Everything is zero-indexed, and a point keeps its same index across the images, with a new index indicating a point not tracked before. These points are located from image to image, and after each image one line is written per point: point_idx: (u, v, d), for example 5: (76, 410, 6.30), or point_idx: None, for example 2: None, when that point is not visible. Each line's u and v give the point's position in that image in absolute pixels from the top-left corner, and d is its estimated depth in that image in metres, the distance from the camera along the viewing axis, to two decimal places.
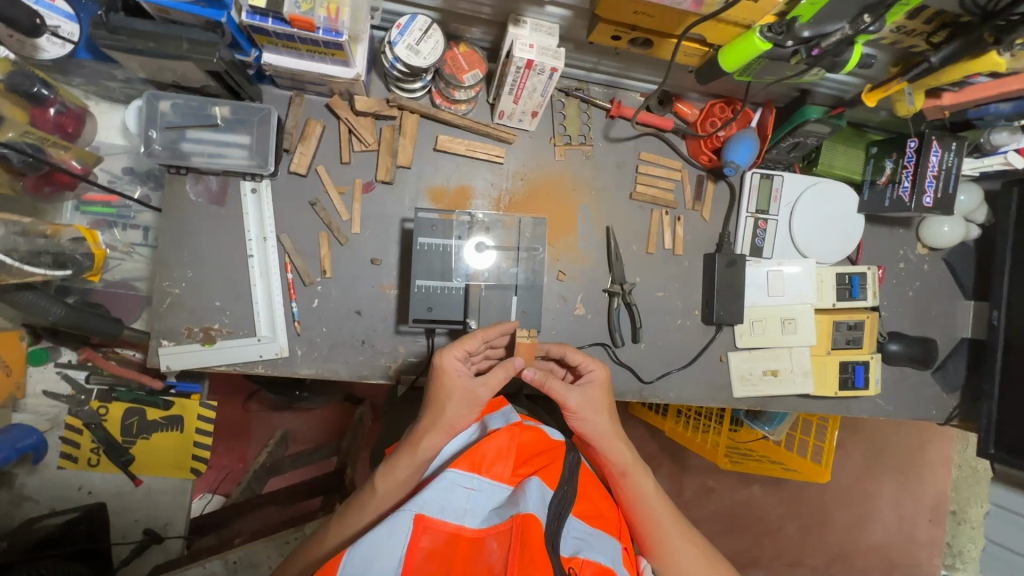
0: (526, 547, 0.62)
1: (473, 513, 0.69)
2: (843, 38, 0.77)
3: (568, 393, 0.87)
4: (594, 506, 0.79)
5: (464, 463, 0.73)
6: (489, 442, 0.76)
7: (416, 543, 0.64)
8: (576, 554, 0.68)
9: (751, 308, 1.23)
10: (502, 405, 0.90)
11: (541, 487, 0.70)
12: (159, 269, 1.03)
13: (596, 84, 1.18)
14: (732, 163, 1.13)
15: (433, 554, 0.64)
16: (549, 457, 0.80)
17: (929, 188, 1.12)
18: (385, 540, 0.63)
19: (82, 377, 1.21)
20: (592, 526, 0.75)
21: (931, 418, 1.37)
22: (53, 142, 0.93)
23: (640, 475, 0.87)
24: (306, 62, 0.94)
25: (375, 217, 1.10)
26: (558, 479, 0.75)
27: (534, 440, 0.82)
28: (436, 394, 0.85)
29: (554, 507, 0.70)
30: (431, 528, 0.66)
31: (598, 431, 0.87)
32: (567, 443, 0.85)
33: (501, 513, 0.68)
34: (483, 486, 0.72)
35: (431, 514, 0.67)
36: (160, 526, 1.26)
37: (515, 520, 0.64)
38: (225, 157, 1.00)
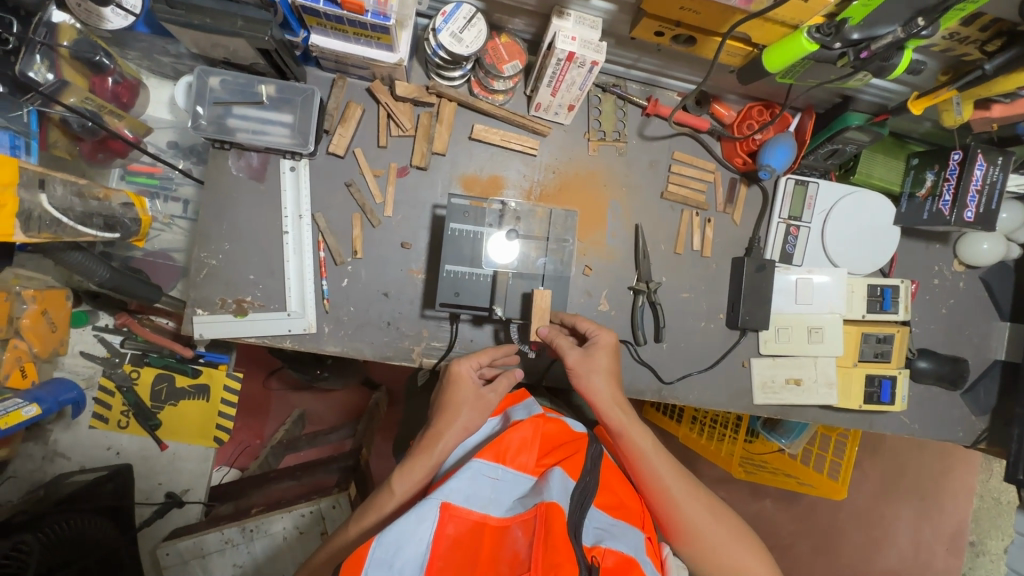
0: (550, 533, 0.64)
1: (498, 502, 0.70)
2: (895, 41, 0.76)
3: (569, 350, 0.93)
4: (616, 498, 0.80)
5: (489, 454, 0.75)
6: (513, 433, 0.78)
7: (442, 531, 0.64)
8: (598, 544, 0.69)
9: (778, 314, 1.22)
10: (525, 397, 0.92)
11: (563, 478, 0.72)
12: (198, 240, 1.06)
13: (634, 82, 1.18)
14: (768, 167, 1.12)
15: (458, 541, 0.65)
16: (572, 448, 0.81)
17: (971, 202, 1.10)
18: (411, 525, 0.63)
19: (117, 341, 1.26)
20: (615, 518, 0.76)
21: (957, 439, 1.34)
22: (109, 111, 0.96)
23: (638, 432, 0.89)
24: (352, 45, 0.97)
25: (407, 202, 1.11)
26: (580, 470, 0.76)
27: (557, 431, 0.84)
28: (448, 397, 0.88)
29: (577, 496, 0.72)
30: (456, 516, 0.66)
31: (597, 390, 0.91)
32: (589, 434, 0.85)
33: (525, 502, 0.70)
34: (507, 477, 0.74)
35: (457, 502, 0.67)
36: (181, 491, 1.30)
37: (539, 508, 0.66)
38: (268, 134, 1.02)
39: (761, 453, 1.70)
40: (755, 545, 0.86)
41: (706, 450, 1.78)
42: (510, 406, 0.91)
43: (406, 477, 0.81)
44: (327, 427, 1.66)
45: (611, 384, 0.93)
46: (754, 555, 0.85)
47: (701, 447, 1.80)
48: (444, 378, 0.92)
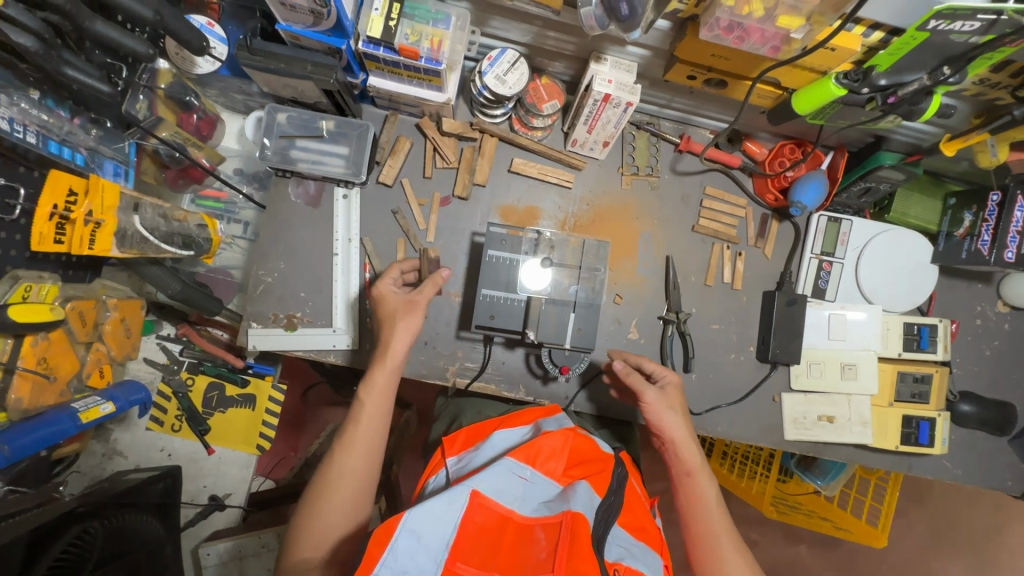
0: (575, 541, 0.66)
1: (524, 501, 0.74)
2: (921, 87, 0.79)
3: (647, 387, 0.98)
4: (639, 521, 0.81)
5: (521, 455, 0.79)
6: (547, 439, 0.81)
7: (470, 517, 0.69)
8: (620, 561, 0.70)
9: (809, 350, 1.22)
10: (557, 412, 0.95)
11: (589, 492, 0.75)
12: (258, 259, 1.15)
13: (666, 120, 1.24)
14: (800, 204, 1.14)
15: (484, 530, 0.69)
16: (599, 466, 0.84)
17: (1011, 243, 1.09)
18: (441, 507, 0.68)
19: (177, 349, 1.36)
20: (638, 539, 0.77)
21: (1006, 489, 1.28)
22: (193, 143, 1.07)
23: (704, 478, 0.93)
24: (405, 86, 1.06)
25: (448, 229, 1.18)
26: (606, 488, 0.79)
27: (586, 447, 0.87)
28: (381, 314, 0.98)
29: (601, 511, 0.74)
30: (485, 506, 0.70)
31: (674, 427, 0.96)
32: (616, 457, 0.88)
33: (550, 507, 0.73)
34: (536, 480, 0.77)
35: (487, 493, 0.71)
36: (224, 494, 1.37)
37: (566, 515, 0.69)
38: (325, 164, 1.12)
39: (795, 493, 1.66)
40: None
41: (737, 488, 1.76)
42: (541, 417, 0.92)
43: (374, 391, 0.91)
44: None
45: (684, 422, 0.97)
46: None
47: (730, 484, 1.78)
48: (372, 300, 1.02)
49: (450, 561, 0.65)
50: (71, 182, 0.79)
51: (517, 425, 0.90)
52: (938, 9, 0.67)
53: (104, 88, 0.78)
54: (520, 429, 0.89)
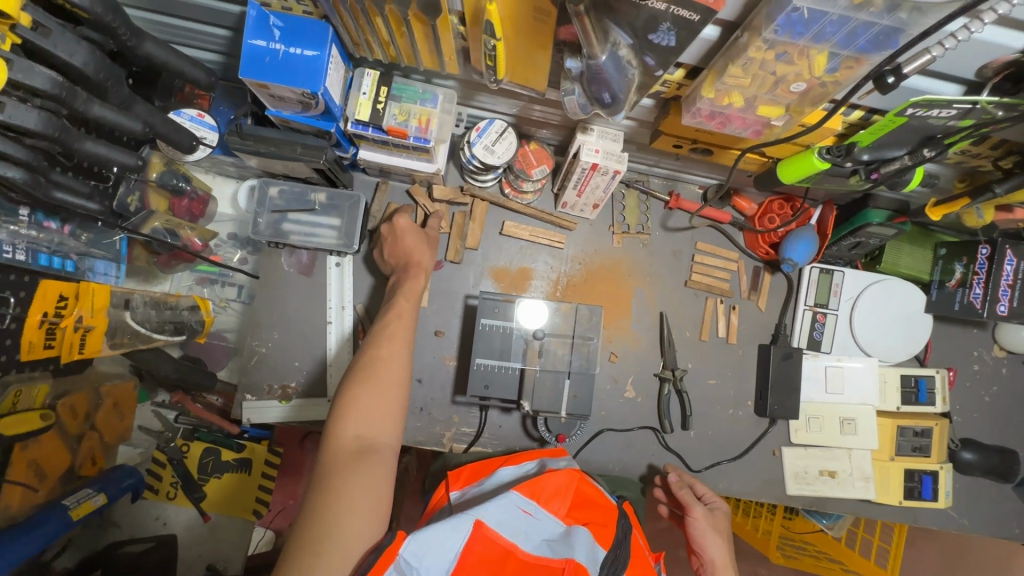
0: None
1: (527, 537, 0.69)
2: (903, 166, 0.81)
3: (695, 503, 1.02)
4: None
5: (525, 489, 0.75)
6: (549, 477, 0.78)
7: (469, 549, 0.64)
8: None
9: (807, 403, 1.21)
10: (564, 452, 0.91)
11: (593, 543, 0.70)
12: (252, 330, 1.15)
13: (656, 177, 1.24)
14: (790, 261, 1.15)
15: (485, 561, 0.65)
16: (605, 513, 0.78)
17: (1003, 296, 1.10)
18: (442, 535, 0.64)
19: (172, 416, 1.35)
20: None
21: (1013, 537, 1.26)
22: (186, 226, 1.08)
23: None
24: (394, 158, 1.07)
25: (442, 293, 1.19)
26: (612, 540, 0.73)
27: (594, 492, 0.82)
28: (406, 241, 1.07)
29: (606, 567, 0.69)
30: (486, 538, 0.66)
31: (713, 550, 0.96)
32: (623, 508, 0.82)
33: (553, 547, 0.68)
34: (539, 517, 0.72)
35: (489, 525, 0.67)
36: (221, 563, 1.34)
37: (570, 563, 0.64)
38: (318, 236, 1.12)
39: (801, 531, 1.68)
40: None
41: (742, 529, 1.73)
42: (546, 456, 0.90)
43: (409, 293, 0.98)
44: None
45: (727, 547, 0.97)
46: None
47: (735, 525, 1.77)
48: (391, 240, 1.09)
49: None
50: (62, 288, 0.79)
51: (523, 462, 0.89)
52: (914, 100, 0.68)
53: (93, 206, 0.81)
54: (526, 464, 0.88)
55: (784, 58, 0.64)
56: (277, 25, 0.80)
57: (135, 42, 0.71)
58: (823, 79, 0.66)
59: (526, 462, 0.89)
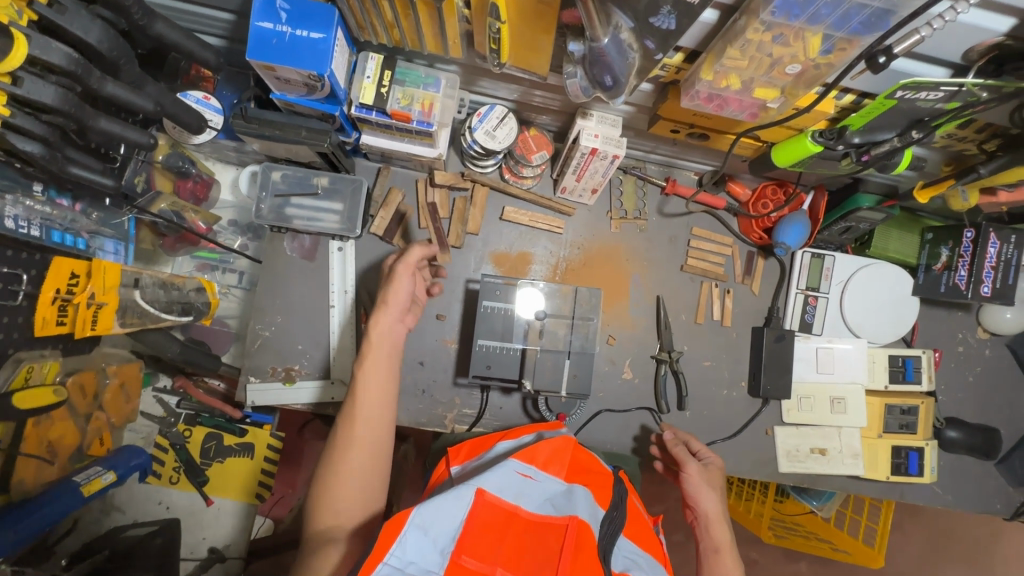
0: (581, 547, 0.64)
1: (529, 498, 0.72)
2: (893, 148, 0.83)
3: (688, 460, 1.04)
4: (642, 532, 0.79)
5: (523, 456, 0.78)
6: (546, 444, 0.82)
7: (473, 514, 0.67)
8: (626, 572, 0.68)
9: (799, 383, 1.25)
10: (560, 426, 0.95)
11: (592, 503, 0.73)
12: (255, 314, 1.16)
13: (652, 163, 1.27)
14: (783, 245, 1.18)
15: (489, 526, 0.67)
16: (600, 477, 0.82)
17: (986, 278, 1.14)
18: (446, 506, 0.66)
19: (174, 401, 1.37)
20: (643, 549, 0.75)
21: (995, 511, 1.31)
22: (190, 208, 1.09)
23: (730, 559, 0.92)
24: (397, 143, 1.08)
25: (443, 277, 1.21)
26: (609, 501, 0.77)
27: (588, 459, 0.86)
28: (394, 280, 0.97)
29: (605, 525, 0.72)
30: (489, 503, 0.68)
31: (707, 503, 1.00)
32: (618, 475, 0.86)
33: (554, 506, 0.71)
34: (539, 480, 0.75)
35: (491, 491, 0.69)
36: (223, 545, 1.36)
37: (573, 521, 0.67)
38: (320, 220, 1.13)
39: (792, 513, 1.69)
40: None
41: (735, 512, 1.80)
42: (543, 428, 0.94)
43: (383, 332, 0.84)
44: None
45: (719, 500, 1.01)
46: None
47: (729, 508, 1.83)
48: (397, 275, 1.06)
49: (455, 554, 0.64)
50: (74, 266, 0.81)
51: (520, 435, 0.92)
52: (904, 82, 0.71)
53: (106, 181, 0.80)
54: (523, 436, 0.90)
55: (780, 40, 0.67)
56: (284, 8, 0.82)
57: (146, 21, 0.73)
58: (817, 61, 0.69)
59: (524, 434, 0.92)
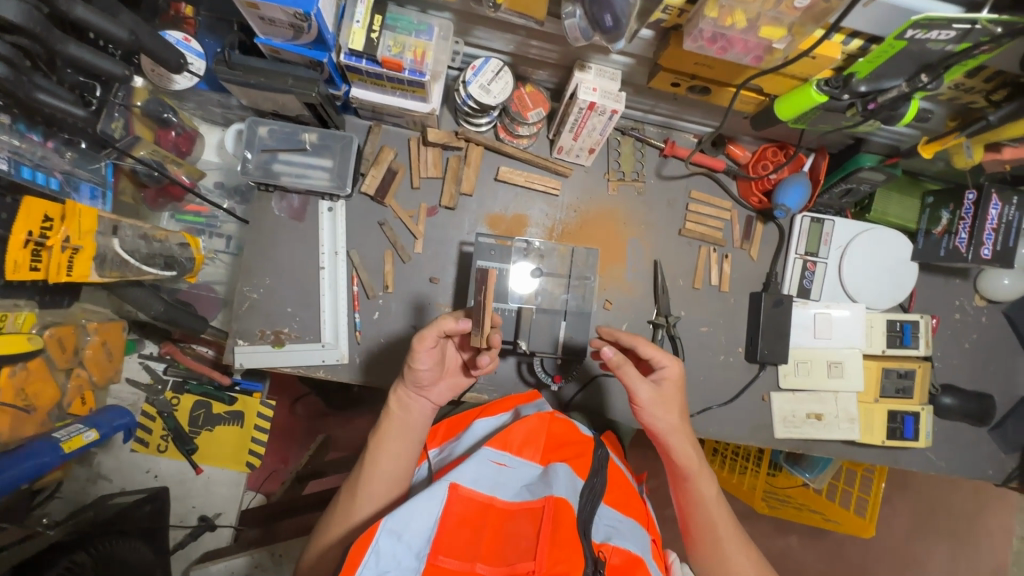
0: (559, 523, 0.66)
1: (505, 486, 0.74)
2: (901, 94, 0.80)
3: (639, 385, 0.91)
4: (624, 497, 0.83)
5: (496, 443, 0.80)
6: (519, 425, 0.84)
7: (449, 510, 0.69)
8: (606, 541, 0.70)
9: (796, 349, 1.24)
10: (535, 397, 0.96)
11: (570, 475, 0.75)
12: (242, 275, 1.13)
13: (651, 125, 1.24)
14: (783, 207, 1.16)
15: (466, 519, 0.69)
16: (577, 449, 0.84)
17: (987, 241, 1.12)
18: (421, 504, 0.68)
19: (160, 368, 1.33)
20: (623, 515, 0.78)
21: (988, 478, 1.31)
22: (171, 160, 1.06)
23: (704, 479, 0.94)
24: (389, 97, 1.05)
25: (436, 239, 1.18)
26: (587, 470, 0.79)
27: (566, 431, 0.88)
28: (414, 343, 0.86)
29: (585, 497, 0.73)
30: (464, 497, 0.70)
31: (675, 429, 0.94)
32: (596, 438, 0.89)
33: (531, 490, 0.73)
34: (513, 464, 0.78)
35: (465, 484, 0.71)
36: (213, 514, 1.35)
37: (548, 500, 0.69)
38: (309, 177, 1.10)
39: (784, 487, 1.68)
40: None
41: (727, 483, 1.77)
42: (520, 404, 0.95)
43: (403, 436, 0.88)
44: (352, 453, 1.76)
45: (680, 417, 0.94)
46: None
47: (722, 480, 1.80)
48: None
49: (432, 555, 0.64)
50: (47, 209, 0.78)
51: (497, 412, 0.93)
52: (915, 19, 0.68)
53: (79, 112, 0.82)
54: (501, 414, 0.92)
55: None
56: None
57: None
58: None
59: (502, 412, 0.94)
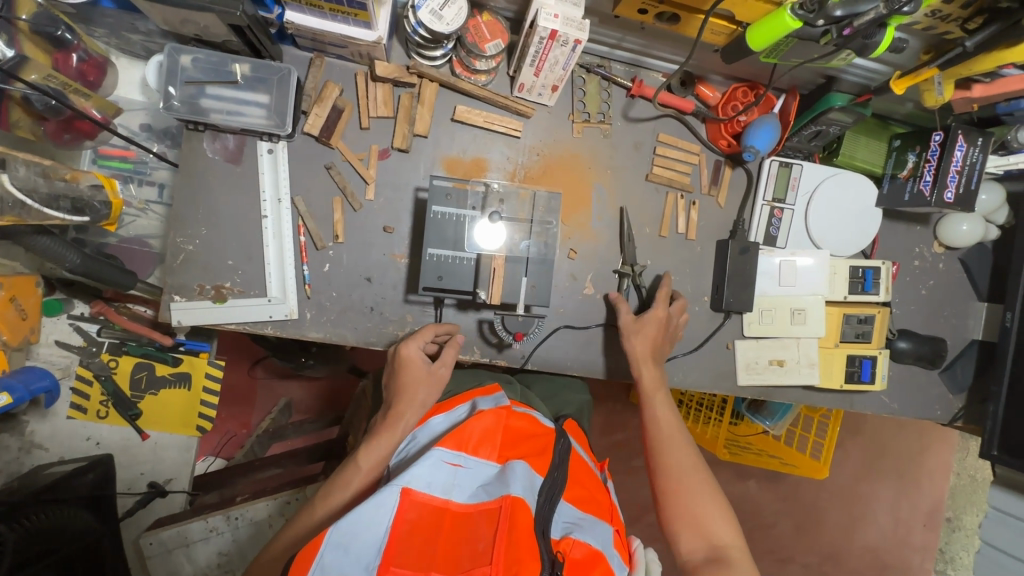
0: (515, 526, 0.66)
1: (461, 487, 0.72)
2: (877, 17, 0.75)
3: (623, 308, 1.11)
4: (585, 493, 0.82)
5: (451, 442, 0.76)
6: (476, 422, 0.80)
7: (402, 516, 0.67)
8: (567, 536, 0.71)
9: (762, 297, 1.23)
10: (496, 391, 0.93)
11: (528, 473, 0.74)
12: (174, 225, 1.03)
13: (618, 62, 1.16)
14: (752, 148, 1.11)
15: (419, 526, 0.67)
16: (538, 443, 0.83)
17: (951, 183, 1.11)
18: (369, 512, 0.65)
19: (93, 330, 1.23)
20: (584, 512, 0.78)
21: (936, 418, 1.36)
22: (75, 90, 0.98)
23: (651, 383, 1.05)
24: (328, 22, 0.94)
25: (389, 185, 1.09)
26: (547, 467, 0.78)
27: (525, 425, 0.85)
28: (400, 380, 0.93)
29: (541, 494, 0.73)
30: (416, 503, 0.68)
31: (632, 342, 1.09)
32: (557, 430, 0.88)
33: (488, 490, 0.72)
34: (469, 465, 0.75)
35: (418, 489, 0.69)
36: (164, 480, 1.29)
37: (505, 500, 0.68)
38: (243, 115, 0.99)
39: (745, 434, 1.70)
40: (729, 516, 0.90)
41: (691, 433, 1.80)
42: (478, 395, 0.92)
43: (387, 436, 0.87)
44: (312, 414, 1.77)
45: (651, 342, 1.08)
46: (720, 514, 0.90)
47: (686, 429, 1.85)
48: (394, 363, 0.97)
49: (384, 567, 0.62)
50: None
51: (453, 408, 0.91)
52: None
53: None
54: (457, 409, 0.89)
55: None
56: None
57: None
58: None
59: (457, 406, 0.91)
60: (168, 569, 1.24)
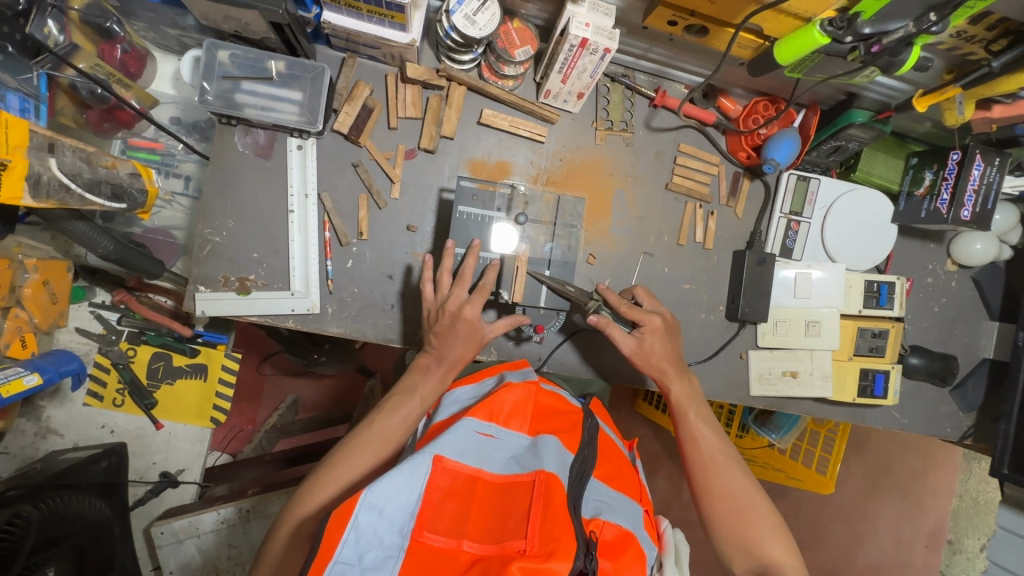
0: (549, 501, 0.66)
1: (492, 458, 0.74)
2: (905, 36, 0.77)
3: (625, 339, 1.03)
4: (614, 471, 0.83)
5: (482, 414, 0.79)
6: (507, 394, 0.83)
7: (433, 483, 0.68)
8: (597, 516, 0.71)
9: (776, 308, 1.24)
10: (524, 366, 0.99)
11: (559, 449, 0.76)
12: (203, 216, 1.04)
13: (642, 73, 1.18)
14: (772, 161, 1.13)
15: (451, 492, 0.68)
16: (567, 420, 0.85)
17: (968, 202, 1.12)
18: (403, 477, 0.66)
19: (114, 318, 1.25)
20: (613, 489, 0.79)
21: (945, 435, 1.36)
22: (118, 79, 1.02)
23: (683, 399, 1.04)
24: (364, 24, 0.97)
25: (414, 185, 1.11)
26: (578, 444, 0.80)
27: (554, 401, 0.89)
28: (449, 336, 0.94)
29: (573, 469, 0.75)
30: (448, 470, 0.69)
31: (653, 363, 1.04)
32: (584, 409, 0.91)
33: (520, 462, 0.73)
34: (500, 437, 0.78)
35: (451, 456, 0.70)
36: (176, 471, 1.29)
37: (539, 475, 0.69)
38: (276, 110, 1.01)
39: (750, 447, 1.73)
40: (783, 533, 0.91)
41: None
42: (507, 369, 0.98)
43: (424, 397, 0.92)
44: (320, 411, 1.77)
45: (670, 361, 1.04)
46: (773, 534, 0.90)
47: None
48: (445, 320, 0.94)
49: (418, 532, 0.63)
50: None
51: (482, 380, 0.97)
52: None
53: None
54: (486, 381, 0.96)
55: None
56: None
57: None
58: None
59: (485, 380, 0.97)
60: (179, 559, 1.25)
